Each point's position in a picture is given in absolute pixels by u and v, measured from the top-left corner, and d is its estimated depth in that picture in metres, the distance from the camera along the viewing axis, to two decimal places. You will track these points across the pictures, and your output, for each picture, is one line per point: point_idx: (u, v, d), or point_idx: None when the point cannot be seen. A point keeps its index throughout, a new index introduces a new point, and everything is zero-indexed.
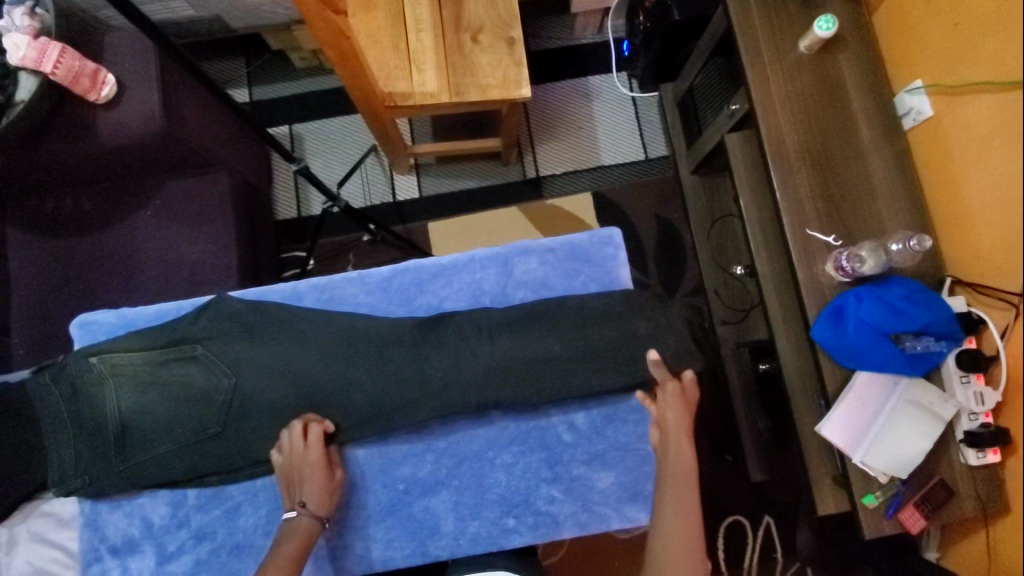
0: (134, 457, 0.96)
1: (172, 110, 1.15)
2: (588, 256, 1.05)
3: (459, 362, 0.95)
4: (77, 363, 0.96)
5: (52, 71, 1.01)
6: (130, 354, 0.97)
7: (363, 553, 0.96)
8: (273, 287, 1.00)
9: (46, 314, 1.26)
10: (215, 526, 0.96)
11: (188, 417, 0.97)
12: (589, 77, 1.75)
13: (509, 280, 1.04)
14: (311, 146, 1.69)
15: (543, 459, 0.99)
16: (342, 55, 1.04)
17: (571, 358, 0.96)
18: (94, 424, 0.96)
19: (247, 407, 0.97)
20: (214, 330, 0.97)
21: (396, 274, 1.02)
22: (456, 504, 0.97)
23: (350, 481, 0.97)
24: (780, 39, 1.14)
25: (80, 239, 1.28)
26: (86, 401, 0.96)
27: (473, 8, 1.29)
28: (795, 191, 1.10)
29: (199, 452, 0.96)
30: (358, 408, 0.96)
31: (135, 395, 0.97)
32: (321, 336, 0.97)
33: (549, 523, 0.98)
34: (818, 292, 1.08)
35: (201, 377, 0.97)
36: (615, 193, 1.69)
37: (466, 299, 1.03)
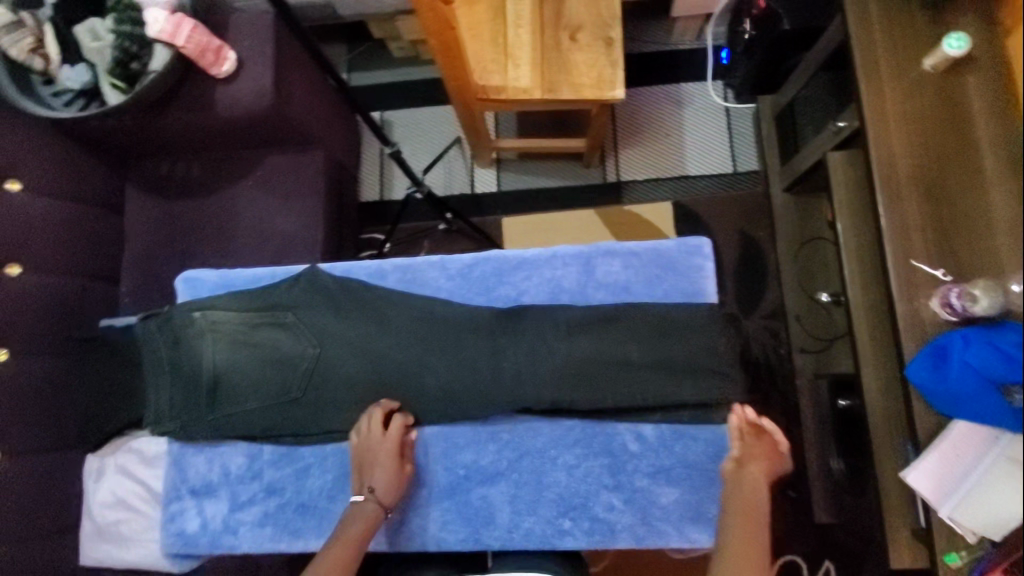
0: (222, 409, 1.03)
1: (282, 87, 1.21)
2: (674, 264, 1.01)
3: (532, 356, 0.97)
4: (183, 316, 1.03)
5: (184, 45, 1.09)
6: (229, 313, 1.03)
7: (419, 531, 0.98)
8: (359, 264, 1.03)
9: (154, 267, 1.38)
10: (285, 483, 1.01)
11: (274, 379, 1.02)
12: (682, 83, 1.70)
13: (590, 281, 1.03)
14: (399, 132, 1.75)
15: (606, 465, 0.97)
16: (444, 45, 1.07)
17: (642, 369, 0.97)
18: (191, 375, 1.03)
19: (328, 377, 1.01)
20: (305, 299, 1.02)
21: (477, 263, 1.03)
22: (513, 497, 0.97)
23: (414, 459, 0.99)
24: (902, 54, 1.07)
25: (188, 201, 1.38)
26: (186, 352, 1.03)
27: (573, 6, 1.29)
28: (902, 218, 1.02)
29: (280, 413, 1.02)
30: (430, 391, 0.99)
31: (228, 352, 1.03)
32: (403, 320, 1.01)
33: (605, 531, 0.95)
34: (917, 328, 1.00)
35: (290, 343, 1.02)
36: (698, 205, 1.64)
37: (544, 296, 1.02)
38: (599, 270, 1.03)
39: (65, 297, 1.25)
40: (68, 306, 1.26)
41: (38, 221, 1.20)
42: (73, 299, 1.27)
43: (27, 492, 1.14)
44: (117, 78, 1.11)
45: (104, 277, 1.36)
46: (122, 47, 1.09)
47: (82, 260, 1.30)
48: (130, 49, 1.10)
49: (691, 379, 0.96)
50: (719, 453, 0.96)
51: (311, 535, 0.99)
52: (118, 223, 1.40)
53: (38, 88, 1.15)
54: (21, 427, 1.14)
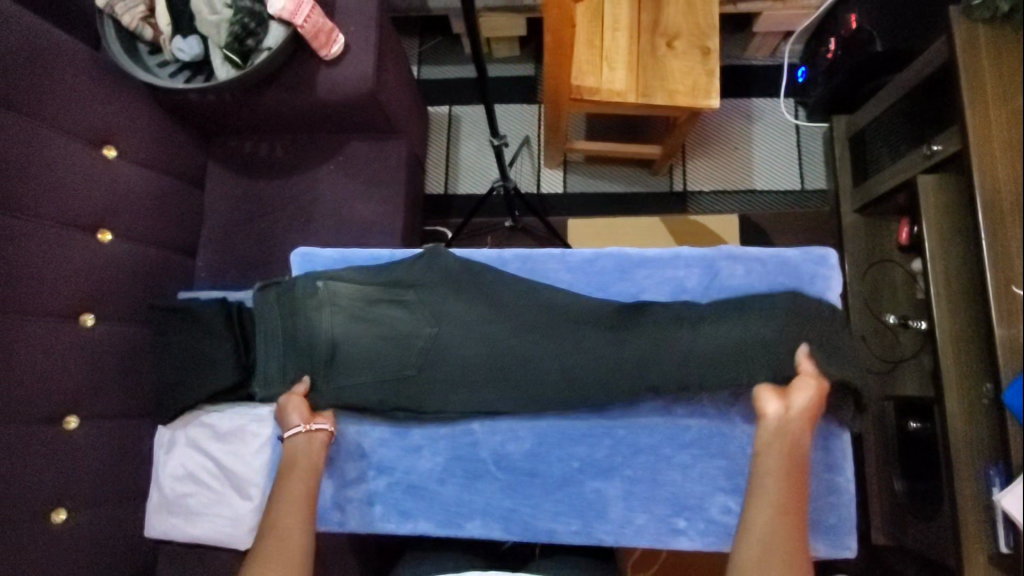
0: (337, 381, 1.01)
1: (381, 73, 1.22)
2: (798, 272, 1.03)
3: (659, 351, 0.95)
4: (304, 284, 1.01)
5: (302, 24, 1.10)
6: (350, 287, 1.01)
7: (529, 521, 0.99)
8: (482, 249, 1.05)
9: (231, 243, 1.38)
10: (395, 462, 1.02)
11: (389, 356, 1.00)
12: (754, 98, 1.72)
13: (710, 284, 1.04)
14: (467, 128, 1.76)
15: (722, 468, 0.97)
16: (558, 42, 1.08)
17: (771, 377, 0.94)
18: (306, 345, 1.00)
19: (442, 358, 1.00)
20: (427, 279, 1.01)
21: (599, 257, 1.04)
22: (626, 493, 0.98)
23: (527, 449, 1.00)
24: (1009, 81, 1.07)
25: (269, 181, 1.39)
26: (302, 322, 1.00)
27: (671, 14, 1.31)
28: (1005, 246, 1.02)
29: (393, 390, 1.00)
30: (550, 380, 0.99)
31: (346, 325, 1.00)
32: (524, 306, 1.00)
33: (719, 534, 0.96)
34: (1015, 354, 1.00)
35: (406, 321, 1.00)
36: (764, 219, 1.65)
37: (664, 293, 1.04)
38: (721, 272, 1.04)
39: (149, 266, 1.26)
40: (150, 277, 1.26)
41: (130, 189, 1.21)
42: (155, 269, 1.27)
43: (104, 459, 1.14)
44: (232, 52, 1.11)
45: (181, 250, 1.36)
46: (240, 22, 1.11)
47: (165, 232, 1.30)
48: (248, 25, 1.11)
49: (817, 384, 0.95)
50: (836, 460, 1.01)
51: (421, 517, 1.00)
52: (198, 198, 1.40)
53: (145, 57, 1.17)
54: (103, 393, 1.14)
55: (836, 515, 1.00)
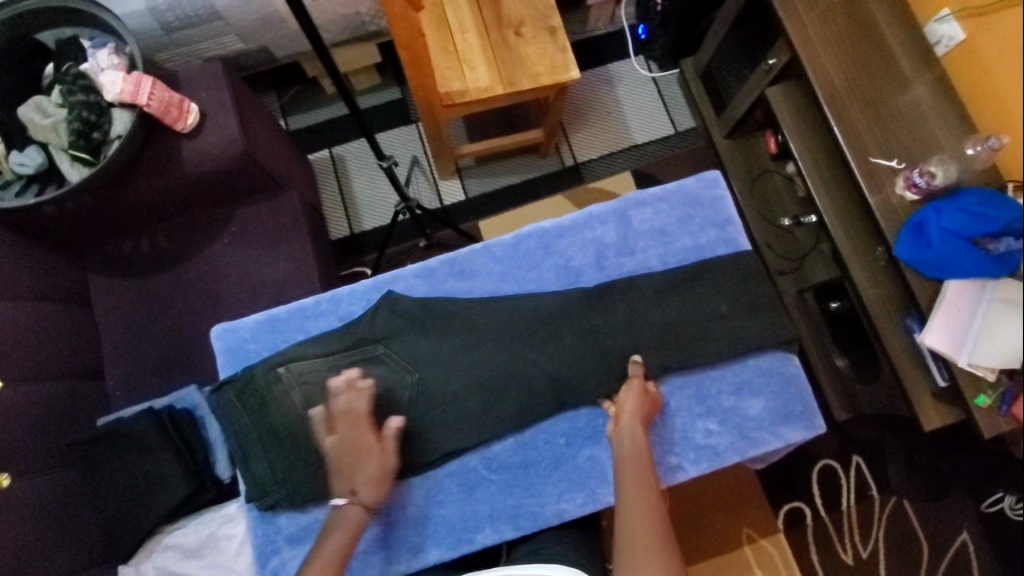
0: (334, 460, 0.89)
1: (248, 132, 1.18)
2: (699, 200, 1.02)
3: (631, 322, 0.93)
4: (266, 373, 0.88)
5: (147, 103, 1.03)
6: (314, 360, 0.89)
7: (537, 509, 0.91)
8: (405, 266, 0.95)
9: (140, 350, 1.28)
10: (388, 501, 0.92)
11: (379, 417, 0.90)
12: (609, 64, 1.83)
13: (629, 232, 1.00)
14: (353, 165, 1.75)
15: (693, 395, 0.94)
16: (415, 55, 1.10)
17: (739, 319, 0.95)
18: (288, 434, 0.88)
19: (434, 400, 0.91)
20: (392, 328, 0.91)
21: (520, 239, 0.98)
22: None
23: (513, 441, 0.94)
24: None
25: (162, 273, 1.30)
26: (277, 413, 0.88)
27: (511, 5, 1.36)
28: (852, 125, 1.17)
29: (394, 450, 0.89)
30: (535, 386, 0.91)
31: (325, 401, 0.89)
32: (493, 323, 0.93)
33: (712, 457, 0.92)
34: (893, 214, 1.13)
35: (384, 377, 0.90)
36: (653, 168, 1.75)
37: (591, 258, 0.99)
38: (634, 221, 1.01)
39: (53, 403, 1.14)
40: (58, 413, 1.15)
41: (5, 328, 1.10)
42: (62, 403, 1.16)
43: None
44: (80, 151, 1.04)
45: (89, 374, 1.25)
46: (80, 117, 1.03)
47: (64, 361, 1.19)
48: (89, 118, 1.03)
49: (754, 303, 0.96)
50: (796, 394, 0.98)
51: (430, 547, 0.90)
52: (88, 314, 1.29)
53: None
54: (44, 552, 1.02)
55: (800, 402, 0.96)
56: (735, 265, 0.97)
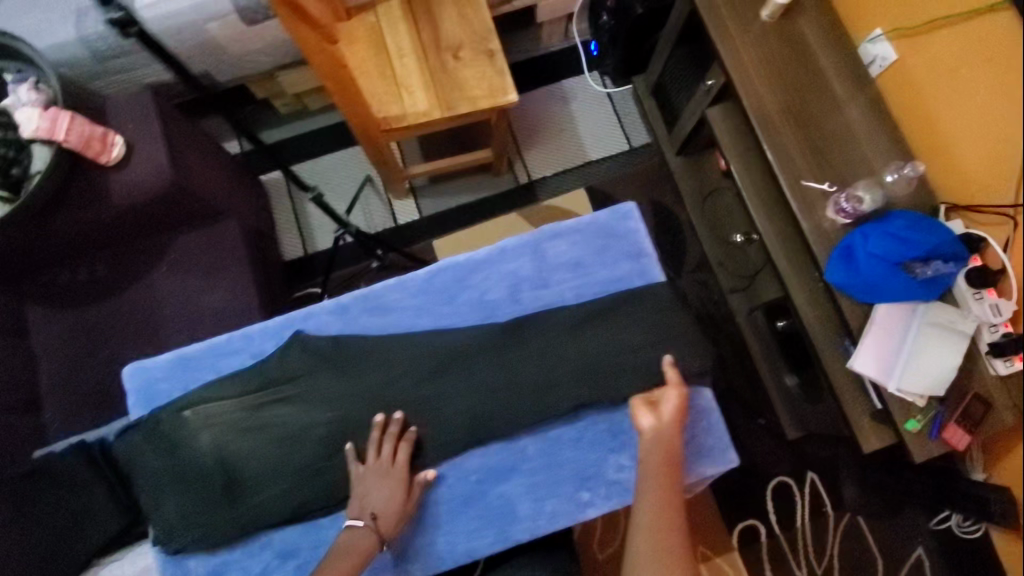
0: (244, 502, 0.90)
1: (179, 163, 1.18)
2: (615, 229, 1.02)
3: (543, 355, 0.94)
4: (173, 416, 0.90)
5: (65, 138, 1.03)
6: (222, 402, 0.91)
7: (443, 551, 0.91)
8: (314, 304, 0.95)
9: (77, 382, 1.26)
10: (298, 542, 0.90)
11: (289, 456, 0.91)
12: (563, 80, 1.83)
13: (545, 265, 1.00)
14: (307, 185, 1.73)
15: (607, 430, 0.94)
16: (340, 84, 1.08)
17: (651, 348, 0.95)
18: (197, 473, 0.90)
19: (345, 438, 0.92)
20: (301, 368, 0.92)
21: (434, 273, 0.99)
22: (531, 486, 0.92)
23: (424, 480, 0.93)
24: (742, 12, 1.23)
25: (101, 303, 1.29)
26: (185, 456, 0.90)
27: (449, 29, 1.36)
28: (784, 148, 1.17)
29: (304, 490, 0.90)
30: (451, 418, 0.93)
31: (235, 442, 0.90)
32: (406, 359, 0.94)
33: (623, 492, 0.92)
34: (824, 237, 1.13)
35: (295, 417, 0.91)
36: (607, 185, 1.75)
37: (506, 291, 0.99)
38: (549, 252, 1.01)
39: None
40: None
41: None
42: None
43: None
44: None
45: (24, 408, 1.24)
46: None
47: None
48: (7, 155, 1.03)
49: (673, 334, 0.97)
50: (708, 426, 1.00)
51: None
52: (23, 346, 1.27)
53: None
54: None
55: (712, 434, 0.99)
56: (652, 296, 0.98)
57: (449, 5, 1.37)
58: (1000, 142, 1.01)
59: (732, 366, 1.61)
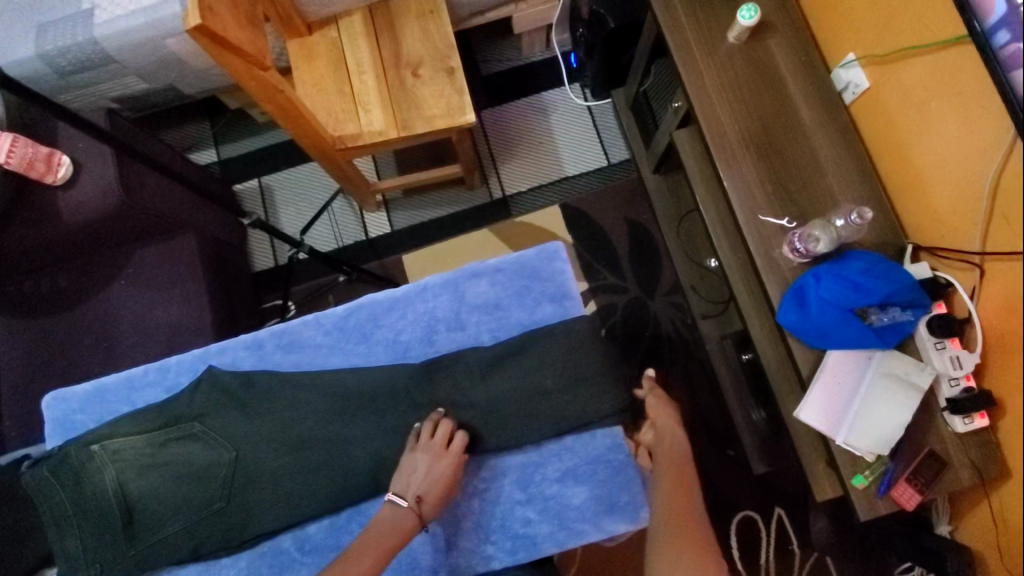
0: (143, 540, 0.92)
1: (130, 182, 1.18)
2: (536, 272, 1.07)
3: (455, 395, 0.98)
4: (78, 451, 0.91)
5: (7, 160, 1.06)
6: (130, 438, 0.94)
7: None
8: (234, 338, 1.02)
9: (35, 392, 1.29)
10: None
11: (193, 494, 0.94)
12: (542, 92, 1.77)
13: (462, 306, 1.05)
14: (280, 195, 1.73)
15: (516, 480, 0.99)
16: (281, 107, 1.07)
17: (564, 398, 0.98)
18: (96, 510, 0.91)
19: (249, 478, 0.95)
20: (210, 405, 0.96)
21: (351, 311, 1.04)
22: (433, 537, 0.97)
23: (328, 523, 0.96)
24: (708, 33, 1.16)
25: (59, 315, 1.31)
26: (87, 491, 0.91)
27: (410, 44, 1.33)
28: (743, 179, 1.11)
29: (205, 529, 0.93)
30: (354, 463, 0.95)
31: (139, 479, 0.93)
32: (315, 400, 0.97)
33: (528, 545, 0.97)
34: (778, 276, 1.07)
35: (203, 455, 0.95)
36: (582, 202, 1.69)
37: (420, 330, 1.04)
38: (468, 292, 1.06)
39: None
40: None
41: None
42: None
43: None
44: None
45: None
46: None
47: None
48: None
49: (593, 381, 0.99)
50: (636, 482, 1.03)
51: None
52: None
53: None
54: None
55: (626, 492, 0.98)
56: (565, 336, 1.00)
57: (410, 20, 1.34)
58: (970, 184, 0.94)
59: (702, 395, 1.55)
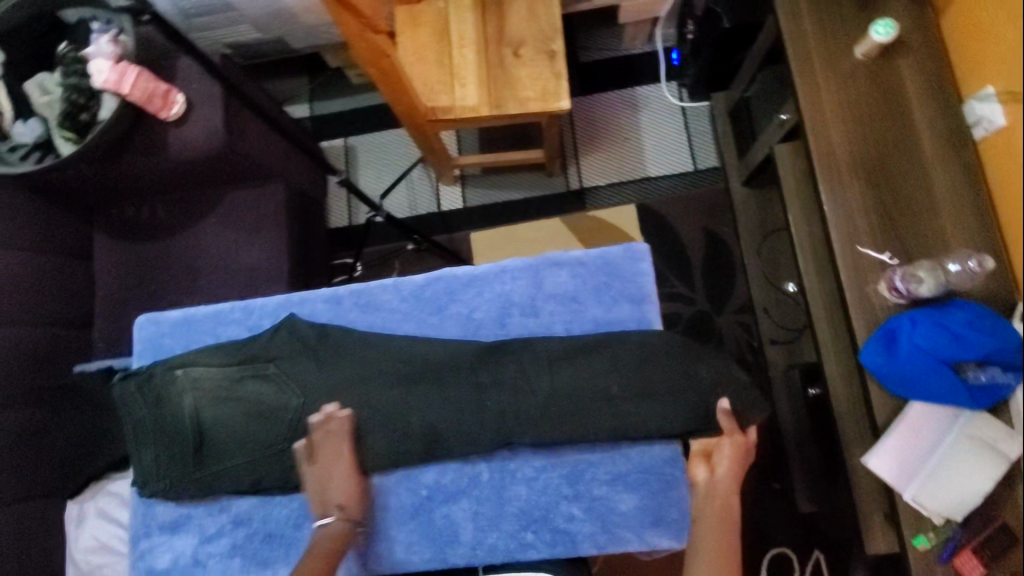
0: (209, 467, 0.99)
1: (234, 126, 1.24)
2: (618, 270, 1.05)
3: (521, 379, 0.98)
4: (164, 373, 1.00)
5: (130, 92, 1.13)
6: (211, 368, 1.00)
7: (386, 554, 0.98)
8: (314, 291, 1.05)
9: (124, 310, 1.38)
10: (251, 513, 1.01)
11: (259, 432, 0.99)
12: (638, 86, 1.72)
13: (539, 293, 1.05)
14: (363, 157, 1.77)
15: (565, 475, 0.99)
16: (383, 72, 1.09)
17: (629, 401, 0.96)
18: (172, 430, 0.99)
19: (314, 425, 0.99)
20: (287, 350, 1.01)
21: (429, 282, 1.05)
22: (475, 513, 0.98)
23: (378, 482, 1.00)
24: (834, 45, 1.09)
25: (153, 243, 1.40)
26: (166, 412, 0.99)
27: (515, 23, 1.32)
28: (847, 205, 1.04)
29: (267, 465, 0.98)
30: (412, 432, 0.98)
31: (212, 409, 0.99)
32: (382, 360, 1.00)
33: (567, 541, 0.97)
34: (870, 314, 1.01)
35: (273, 395, 0.99)
36: (661, 204, 1.65)
37: (494, 311, 1.05)
38: (547, 280, 1.06)
39: (27, 349, 1.25)
40: (38, 359, 1.27)
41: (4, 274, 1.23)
42: (45, 347, 1.29)
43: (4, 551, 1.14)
44: (67, 130, 1.15)
45: (75, 324, 1.38)
46: (70, 99, 1.14)
47: (54, 309, 1.32)
48: (78, 101, 1.15)
49: (658, 390, 0.96)
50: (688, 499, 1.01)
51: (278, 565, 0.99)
52: (86, 269, 1.41)
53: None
54: None
55: (675, 509, 0.97)
56: (633, 347, 0.98)
57: None
58: None
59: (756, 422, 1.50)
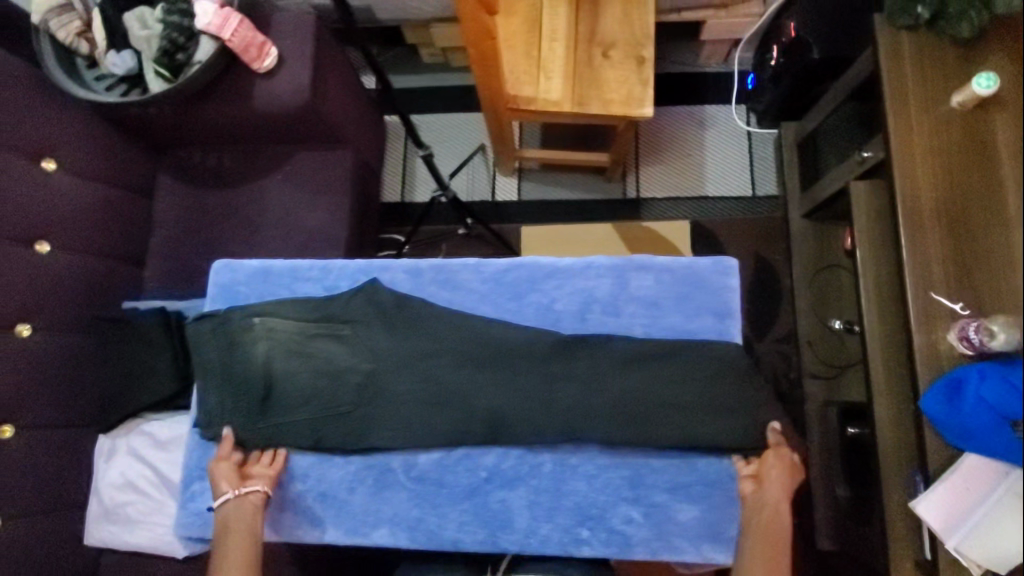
0: (271, 419, 1.01)
1: (319, 87, 1.24)
2: (703, 283, 1.05)
3: (592, 376, 1.00)
4: (241, 320, 1.03)
5: (229, 39, 1.14)
6: (286, 321, 1.04)
7: (434, 529, 0.99)
8: (398, 261, 1.06)
9: (179, 254, 1.38)
10: (307, 470, 1.02)
11: (326, 390, 1.02)
12: (708, 105, 1.72)
13: (621, 294, 1.06)
14: (425, 136, 1.77)
15: (627, 477, 0.99)
16: (482, 54, 1.09)
17: (694, 412, 0.98)
18: (239, 379, 1.01)
19: (378, 392, 1.02)
20: (364, 315, 1.04)
21: (513, 268, 1.06)
22: (532, 503, 0.99)
23: (436, 458, 1.01)
24: (932, 90, 1.09)
25: (216, 191, 1.40)
26: (236, 357, 1.02)
27: (607, 25, 1.32)
28: (925, 252, 1.04)
29: (329, 424, 1.01)
30: (477, 412, 1.00)
31: (284, 361, 1.02)
32: (453, 337, 1.03)
33: (621, 543, 0.97)
34: (934, 361, 1.01)
35: (343, 357, 1.03)
36: (717, 225, 1.65)
37: (574, 305, 1.05)
38: (632, 283, 1.06)
39: (82, 278, 1.26)
40: (92, 289, 1.28)
41: (71, 201, 1.24)
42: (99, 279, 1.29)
43: (36, 474, 1.14)
44: (162, 66, 1.17)
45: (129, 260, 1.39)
46: (170, 37, 1.15)
47: (113, 242, 1.33)
48: (177, 40, 1.16)
49: (721, 405, 0.98)
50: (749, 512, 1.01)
51: (330, 525, 1.00)
52: (146, 207, 1.41)
53: (82, 71, 1.21)
54: (36, 404, 1.15)
55: (732, 525, 0.97)
56: (705, 356, 1.00)
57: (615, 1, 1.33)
58: None
59: None
